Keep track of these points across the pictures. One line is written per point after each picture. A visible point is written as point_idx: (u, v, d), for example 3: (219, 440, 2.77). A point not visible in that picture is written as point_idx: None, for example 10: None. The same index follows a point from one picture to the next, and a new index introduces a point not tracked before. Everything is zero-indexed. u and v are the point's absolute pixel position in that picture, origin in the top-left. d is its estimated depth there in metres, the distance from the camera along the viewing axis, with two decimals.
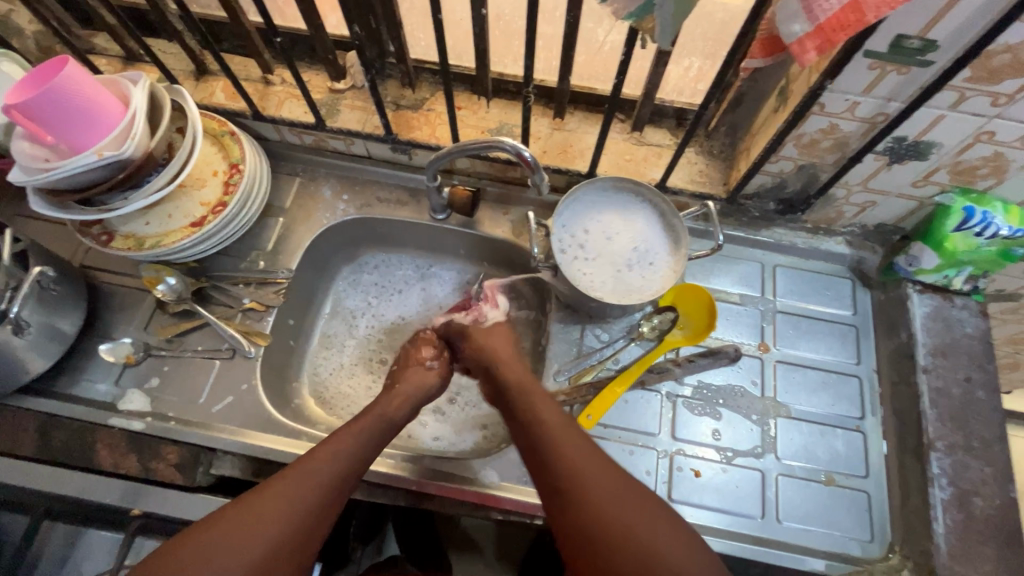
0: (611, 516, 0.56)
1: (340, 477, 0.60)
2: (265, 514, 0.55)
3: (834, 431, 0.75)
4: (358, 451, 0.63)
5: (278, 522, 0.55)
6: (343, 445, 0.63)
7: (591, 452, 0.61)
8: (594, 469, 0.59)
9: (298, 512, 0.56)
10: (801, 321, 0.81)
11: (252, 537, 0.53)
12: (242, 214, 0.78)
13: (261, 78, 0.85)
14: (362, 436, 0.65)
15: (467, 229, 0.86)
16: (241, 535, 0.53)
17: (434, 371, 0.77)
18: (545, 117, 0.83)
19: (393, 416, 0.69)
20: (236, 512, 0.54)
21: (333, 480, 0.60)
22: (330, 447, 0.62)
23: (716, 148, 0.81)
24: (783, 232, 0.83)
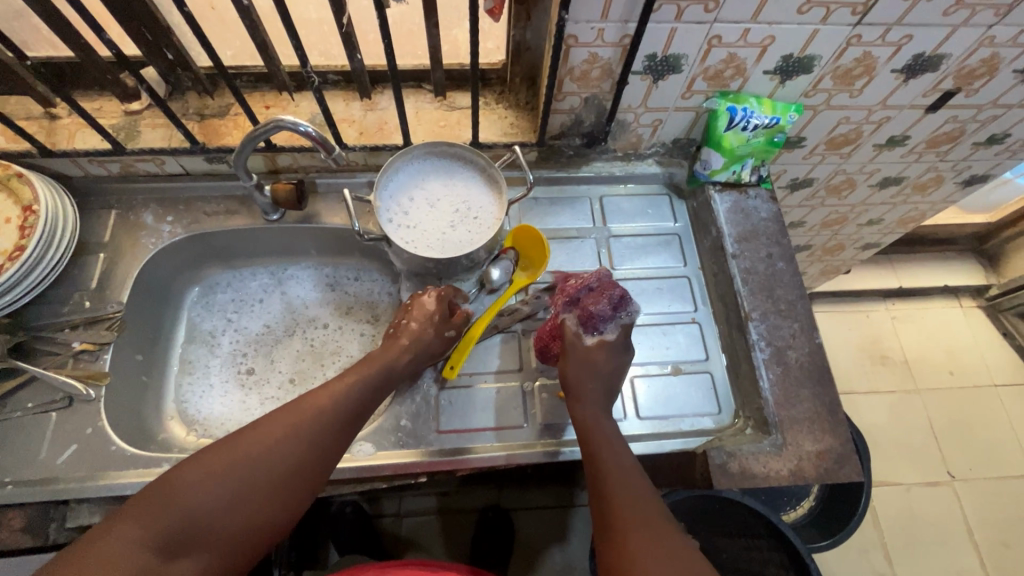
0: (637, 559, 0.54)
1: (327, 438, 0.59)
2: (249, 464, 0.54)
3: (674, 327, 0.83)
4: (349, 411, 0.62)
5: (256, 474, 0.54)
6: (334, 403, 0.61)
7: (644, 494, 0.60)
8: (642, 509, 0.58)
9: (275, 467, 0.55)
10: (631, 240, 0.89)
11: (231, 484, 0.53)
12: (49, 256, 0.74)
13: (44, 114, 0.81)
14: (367, 384, 0.65)
15: (306, 224, 0.86)
16: (278, 436, 0.56)
17: (445, 326, 0.74)
18: (355, 101, 0.85)
19: (394, 364, 0.69)
20: (232, 450, 0.54)
21: (322, 442, 0.59)
22: (318, 405, 0.60)
23: (520, 100, 0.87)
24: (600, 165, 0.91)
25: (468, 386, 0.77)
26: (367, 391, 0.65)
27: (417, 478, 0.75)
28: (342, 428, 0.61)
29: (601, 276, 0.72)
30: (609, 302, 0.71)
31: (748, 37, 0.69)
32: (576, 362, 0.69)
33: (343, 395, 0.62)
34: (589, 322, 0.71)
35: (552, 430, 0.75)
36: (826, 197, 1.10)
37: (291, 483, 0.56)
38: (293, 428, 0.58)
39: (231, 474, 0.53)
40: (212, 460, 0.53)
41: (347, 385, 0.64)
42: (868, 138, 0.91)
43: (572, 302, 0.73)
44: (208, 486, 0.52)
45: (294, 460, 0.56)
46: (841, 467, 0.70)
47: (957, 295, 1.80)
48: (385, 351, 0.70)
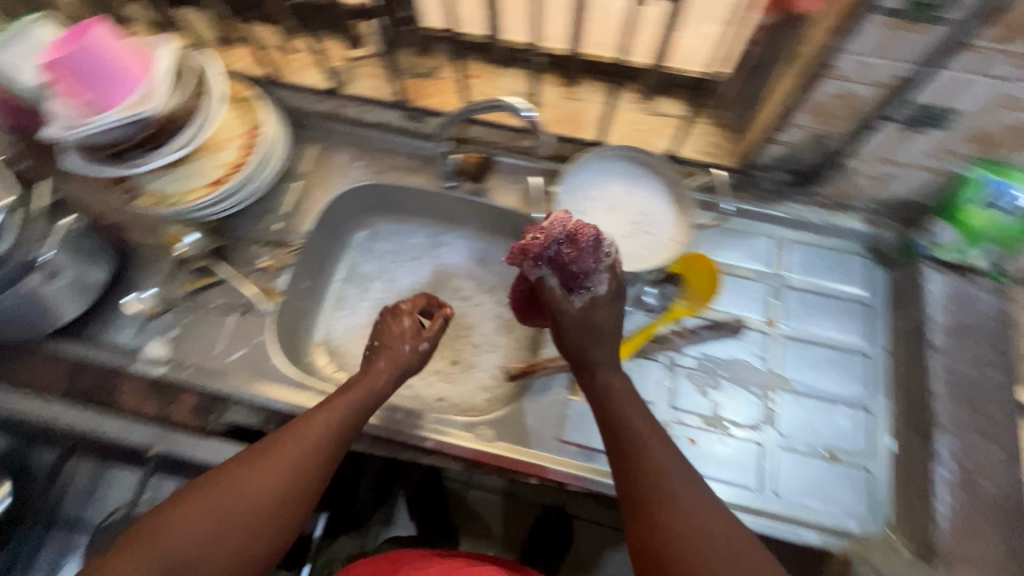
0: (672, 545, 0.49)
1: (309, 466, 0.55)
2: (230, 499, 0.51)
3: (838, 408, 0.74)
4: (336, 433, 0.58)
5: (240, 505, 0.51)
6: (318, 426, 0.57)
7: (674, 469, 0.53)
8: (677, 488, 0.52)
9: (244, 507, 0.51)
10: (810, 297, 0.80)
11: (211, 525, 0.49)
12: (260, 177, 0.82)
13: (281, 47, 0.88)
14: (342, 420, 0.59)
15: (476, 197, 0.87)
16: (237, 480, 0.52)
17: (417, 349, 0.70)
18: (557, 87, 0.83)
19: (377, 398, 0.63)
20: (210, 488, 0.51)
21: (307, 466, 0.55)
22: (302, 432, 0.56)
23: (728, 120, 0.80)
24: (796, 207, 0.82)
25: None
26: (354, 409, 0.60)
27: (527, 479, 0.73)
28: (330, 449, 0.57)
29: (571, 233, 0.63)
30: (586, 245, 0.63)
31: None
32: (575, 326, 0.64)
33: (325, 421, 0.58)
34: (569, 282, 0.65)
35: None
36: None
37: (278, 515, 0.52)
38: (277, 459, 0.54)
39: (215, 518, 0.49)
40: (194, 500, 0.50)
41: (329, 409, 0.59)
42: None
43: (548, 260, 0.64)
44: (196, 521, 0.49)
45: (278, 486, 0.53)
46: None
47: None
48: (371, 373, 0.65)
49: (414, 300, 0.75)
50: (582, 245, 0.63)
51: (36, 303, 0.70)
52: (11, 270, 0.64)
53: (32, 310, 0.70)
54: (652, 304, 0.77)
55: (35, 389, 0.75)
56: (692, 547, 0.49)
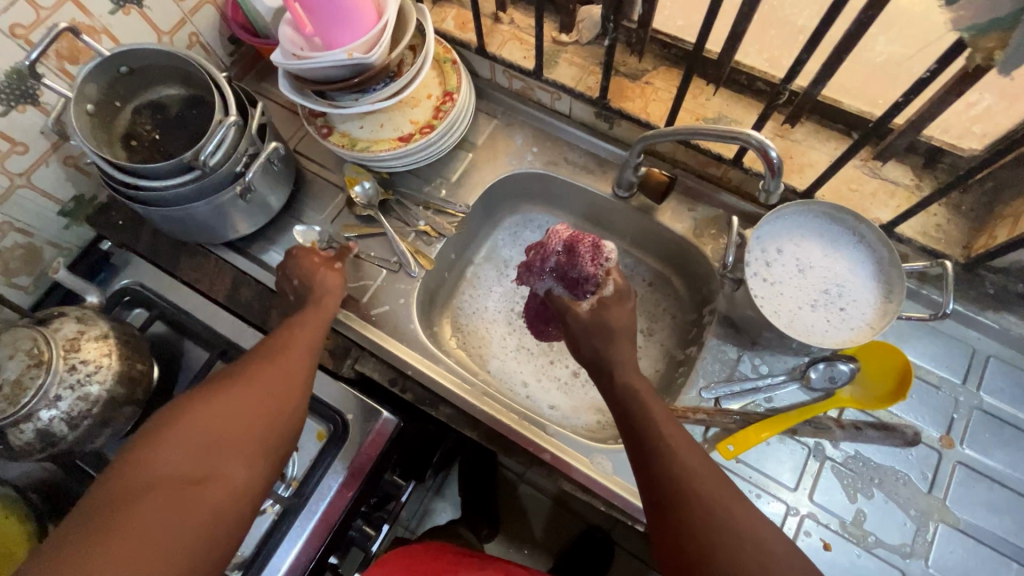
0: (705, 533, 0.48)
1: (292, 396, 0.58)
2: (228, 414, 0.54)
3: (1008, 564, 0.64)
4: (298, 364, 0.61)
5: (239, 422, 0.54)
6: (277, 357, 0.60)
7: (695, 454, 0.53)
8: (702, 476, 0.51)
9: (229, 422, 0.53)
10: (1003, 428, 0.69)
11: (212, 440, 0.52)
12: (443, 141, 0.81)
13: (492, 14, 0.86)
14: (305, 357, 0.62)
15: (645, 215, 0.82)
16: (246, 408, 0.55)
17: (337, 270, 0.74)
18: (771, 120, 0.75)
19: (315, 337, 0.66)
20: (199, 404, 0.54)
21: (288, 392, 0.58)
22: (265, 362, 0.60)
23: (966, 204, 0.69)
24: (1015, 322, 0.70)
25: (730, 474, 0.68)
26: (311, 343, 0.64)
27: (631, 522, 0.70)
28: (298, 374, 0.60)
29: (569, 258, 0.67)
30: (586, 254, 0.66)
31: None
32: (582, 329, 0.65)
33: (276, 350, 0.61)
34: (575, 288, 0.67)
35: None
36: None
37: (272, 436, 0.56)
38: (246, 382, 0.57)
39: (201, 425, 0.53)
40: (184, 416, 0.53)
41: (286, 341, 0.63)
42: None
43: (552, 266, 0.69)
44: (209, 432, 0.53)
45: (265, 412, 0.56)
46: None
47: None
48: (308, 315, 0.67)
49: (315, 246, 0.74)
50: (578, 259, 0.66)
51: (224, 214, 0.74)
52: (220, 176, 0.68)
53: (219, 219, 0.74)
54: (819, 385, 0.69)
55: (202, 290, 0.81)
56: (720, 531, 0.48)
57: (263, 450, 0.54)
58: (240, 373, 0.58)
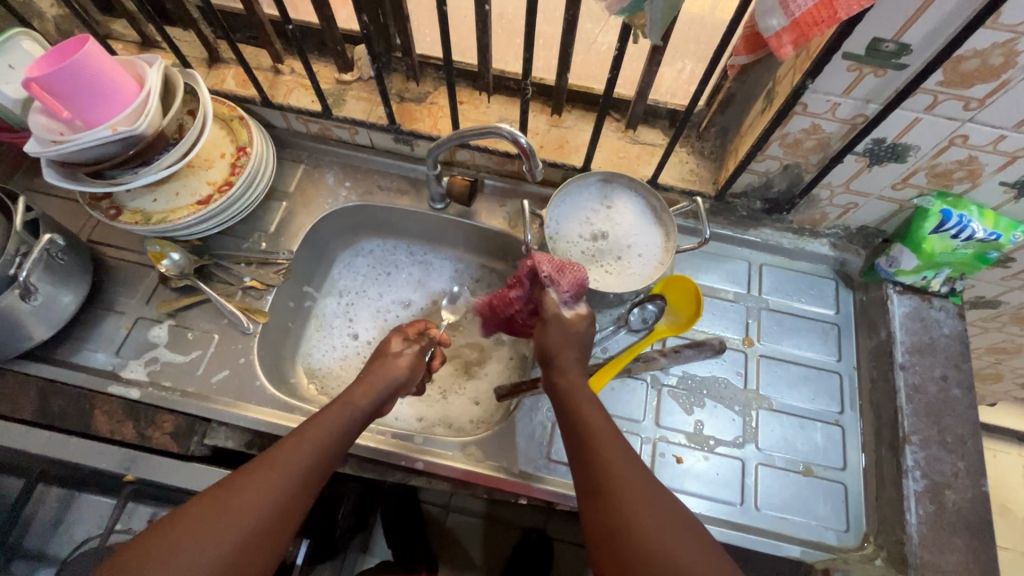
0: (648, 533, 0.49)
1: (294, 497, 0.53)
2: (228, 517, 0.49)
3: (814, 425, 0.77)
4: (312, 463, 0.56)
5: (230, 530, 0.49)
6: (295, 455, 0.55)
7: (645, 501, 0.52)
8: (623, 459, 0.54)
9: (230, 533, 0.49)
10: (785, 318, 0.84)
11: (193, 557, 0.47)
12: (247, 195, 0.80)
13: (271, 68, 0.88)
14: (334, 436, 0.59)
15: (465, 219, 0.89)
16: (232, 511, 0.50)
17: (403, 362, 0.71)
18: (543, 114, 0.86)
19: (358, 404, 0.64)
20: (196, 510, 0.49)
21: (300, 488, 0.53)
22: (286, 458, 0.54)
23: (706, 149, 0.84)
24: (770, 232, 0.86)
25: None
26: (342, 429, 0.60)
27: (513, 498, 0.74)
28: (311, 470, 0.56)
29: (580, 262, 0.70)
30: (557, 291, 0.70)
31: (1000, 144, 0.62)
32: (557, 327, 0.68)
33: (302, 448, 0.56)
34: (566, 295, 0.69)
35: None
36: (1007, 324, 0.99)
37: (265, 541, 0.50)
38: (246, 496, 0.51)
39: (195, 532, 0.48)
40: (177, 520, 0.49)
41: (306, 433, 0.58)
42: None
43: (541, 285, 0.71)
44: (197, 540, 0.48)
45: (270, 515, 0.51)
46: None
47: None
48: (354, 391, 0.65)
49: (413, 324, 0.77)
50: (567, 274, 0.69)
51: (8, 324, 0.67)
52: None
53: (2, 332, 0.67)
54: (636, 324, 0.80)
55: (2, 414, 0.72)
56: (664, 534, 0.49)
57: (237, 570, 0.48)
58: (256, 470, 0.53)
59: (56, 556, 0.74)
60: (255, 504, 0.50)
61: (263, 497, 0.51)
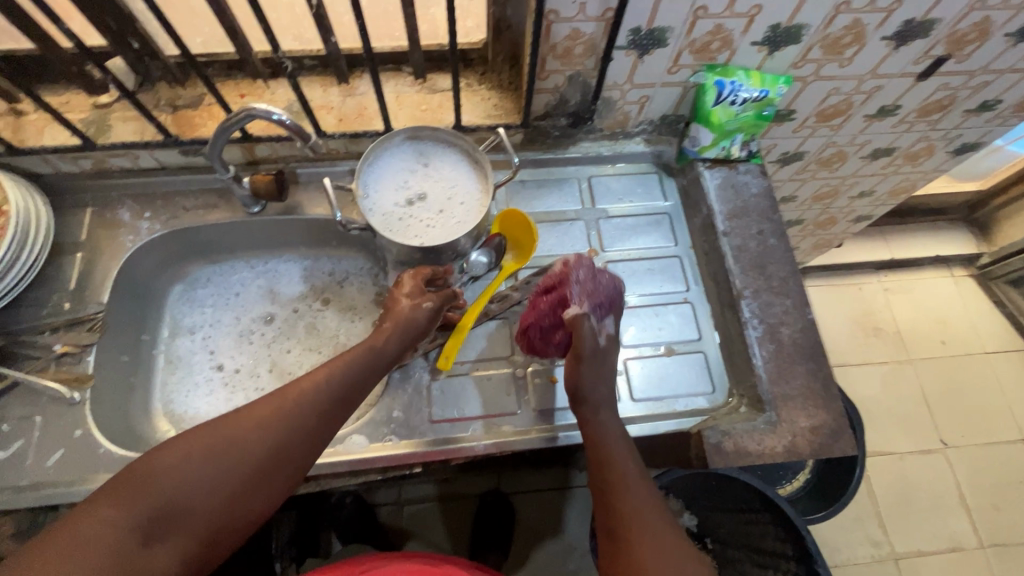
0: (644, 547, 0.55)
1: (314, 436, 0.57)
2: (244, 441, 0.53)
3: (667, 308, 0.82)
4: (330, 399, 0.58)
5: (247, 456, 0.52)
6: (322, 389, 0.58)
7: (660, 534, 0.56)
8: (636, 478, 0.60)
9: (255, 453, 0.53)
10: (622, 221, 0.88)
11: (208, 485, 0.50)
12: (24, 256, 0.72)
13: (10, 111, 0.78)
14: (350, 381, 0.61)
15: (288, 215, 0.84)
16: (253, 434, 0.53)
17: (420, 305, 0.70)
18: (333, 87, 0.83)
19: (384, 347, 0.66)
20: (215, 431, 0.52)
21: (318, 427, 0.57)
22: (310, 393, 0.57)
23: (503, 80, 0.84)
24: (588, 145, 0.89)
25: (461, 376, 0.76)
26: (358, 380, 0.62)
27: (410, 468, 0.73)
28: (330, 415, 0.58)
29: (612, 274, 0.73)
30: (606, 294, 0.71)
31: (734, 7, 0.67)
32: (588, 364, 0.66)
33: (327, 385, 0.59)
34: (598, 313, 0.69)
35: (547, 417, 0.74)
36: (818, 170, 1.10)
37: (273, 474, 0.54)
38: (272, 419, 0.55)
39: (214, 449, 0.51)
40: (199, 437, 0.51)
41: (336, 368, 0.61)
42: (859, 109, 0.90)
43: (585, 288, 0.70)
44: (216, 461, 0.51)
45: (287, 451, 0.55)
46: (834, 442, 0.71)
47: (949, 265, 1.81)
48: (382, 330, 0.67)
49: (411, 275, 0.73)
50: (604, 282, 0.71)
51: None
52: None
53: None
54: (478, 268, 0.80)
55: None
56: (673, 559, 0.54)
57: (254, 490, 0.53)
58: (282, 395, 0.57)
59: None
60: (278, 431, 0.54)
61: (285, 424, 0.55)
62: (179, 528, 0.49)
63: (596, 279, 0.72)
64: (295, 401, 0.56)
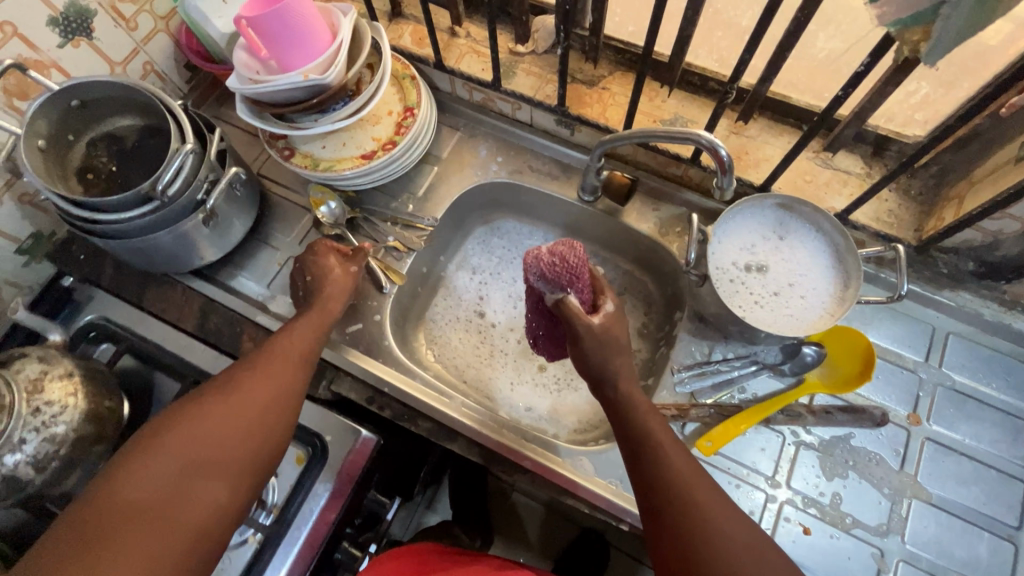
0: (703, 523, 0.49)
1: (284, 391, 0.59)
2: (234, 401, 0.56)
3: (980, 533, 0.66)
4: (286, 361, 0.61)
5: (235, 421, 0.55)
6: (277, 348, 0.62)
7: (708, 488, 0.52)
8: (674, 454, 0.54)
9: (244, 415, 0.56)
10: (967, 402, 0.71)
11: (223, 430, 0.54)
12: (406, 156, 0.81)
13: (448, 28, 0.87)
14: (303, 342, 0.64)
15: (612, 217, 0.83)
16: (245, 395, 0.57)
17: (353, 269, 0.72)
18: (726, 119, 0.77)
19: (325, 308, 0.68)
20: (206, 399, 0.56)
21: (284, 387, 0.59)
22: (274, 356, 0.61)
23: (915, 188, 0.72)
24: (969, 298, 0.73)
25: (711, 468, 0.69)
26: (312, 342, 0.65)
27: (614, 521, 0.71)
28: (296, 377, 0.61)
29: (571, 238, 0.59)
30: (570, 281, 0.58)
31: None
32: (592, 342, 0.58)
33: (294, 346, 0.63)
34: (589, 299, 0.60)
35: None
36: None
37: (268, 430, 0.56)
38: (245, 381, 0.58)
39: (215, 417, 0.55)
40: (195, 408, 0.55)
41: (293, 328, 0.65)
42: None
43: (541, 284, 0.59)
44: (203, 423, 0.54)
45: (271, 408, 0.57)
46: None
47: None
48: (329, 297, 0.69)
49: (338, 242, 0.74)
50: (563, 259, 0.57)
51: (188, 243, 0.73)
52: (180, 206, 0.68)
53: (183, 248, 0.73)
54: (787, 368, 0.71)
55: (170, 320, 0.79)
56: (709, 499, 0.51)
57: (258, 445, 0.55)
58: (256, 361, 0.60)
59: None
60: (258, 389, 0.58)
61: (263, 383, 0.58)
62: (208, 481, 0.52)
63: (563, 251, 0.58)
64: (245, 368, 0.59)
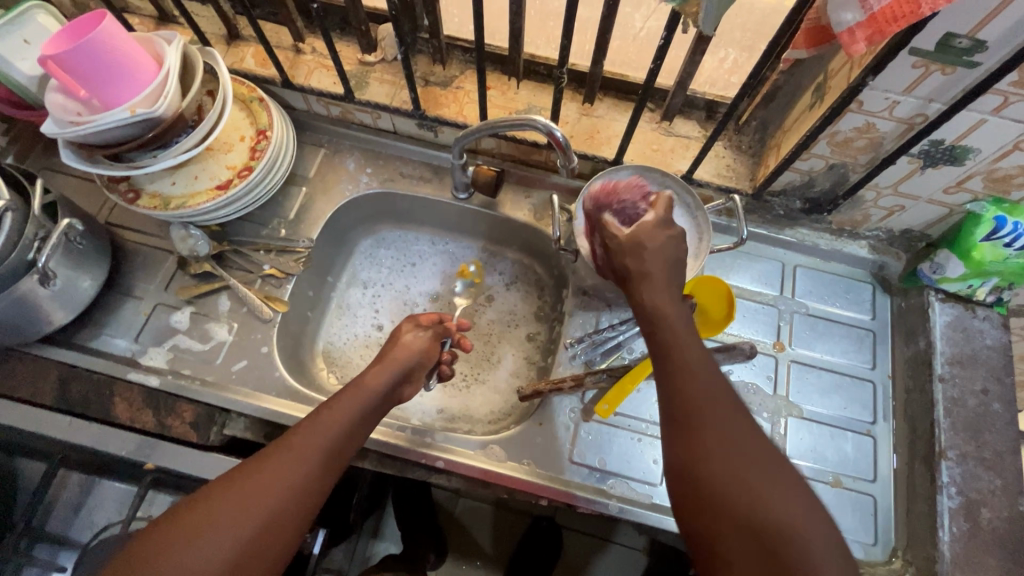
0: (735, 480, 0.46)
1: (308, 484, 0.51)
2: (252, 489, 0.49)
3: (845, 434, 0.75)
4: (324, 448, 0.53)
5: (247, 516, 0.48)
6: (312, 432, 0.54)
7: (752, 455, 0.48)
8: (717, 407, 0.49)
9: (265, 505, 0.49)
10: (819, 323, 0.80)
11: (233, 525, 0.47)
12: (267, 180, 0.78)
13: (292, 46, 0.85)
14: (343, 425, 0.56)
15: (488, 210, 0.86)
16: (253, 490, 0.49)
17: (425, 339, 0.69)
18: (574, 102, 0.82)
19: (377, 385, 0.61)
20: (226, 484, 0.49)
21: (307, 480, 0.51)
22: (305, 438, 0.53)
23: (745, 143, 0.80)
24: (806, 233, 0.83)
25: (612, 428, 0.73)
26: (354, 421, 0.57)
27: (534, 500, 0.73)
28: (323, 466, 0.53)
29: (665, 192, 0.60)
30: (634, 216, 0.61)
31: None
32: (621, 262, 0.58)
33: (328, 429, 0.55)
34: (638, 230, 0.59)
35: None
36: None
37: (285, 525, 0.49)
38: (267, 466, 0.50)
39: (232, 512, 0.48)
40: (216, 495, 0.48)
41: (339, 408, 0.57)
42: None
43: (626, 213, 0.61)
44: (218, 517, 0.47)
45: (292, 499, 0.50)
46: None
47: None
48: (376, 371, 0.62)
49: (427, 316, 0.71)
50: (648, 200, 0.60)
51: (29, 309, 0.66)
52: (8, 268, 0.61)
53: (23, 316, 0.66)
54: None
55: (25, 397, 0.71)
56: (748, 464, 0.47)
57: (267, 542, 0.48)
58: (280, 445, 0.52)
59: (78, 541, 0.72)
60: (271, 480, 0.50)
61: (280, 473, 0.50)
62: None
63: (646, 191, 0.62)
64: (274, 452, 0.52)
